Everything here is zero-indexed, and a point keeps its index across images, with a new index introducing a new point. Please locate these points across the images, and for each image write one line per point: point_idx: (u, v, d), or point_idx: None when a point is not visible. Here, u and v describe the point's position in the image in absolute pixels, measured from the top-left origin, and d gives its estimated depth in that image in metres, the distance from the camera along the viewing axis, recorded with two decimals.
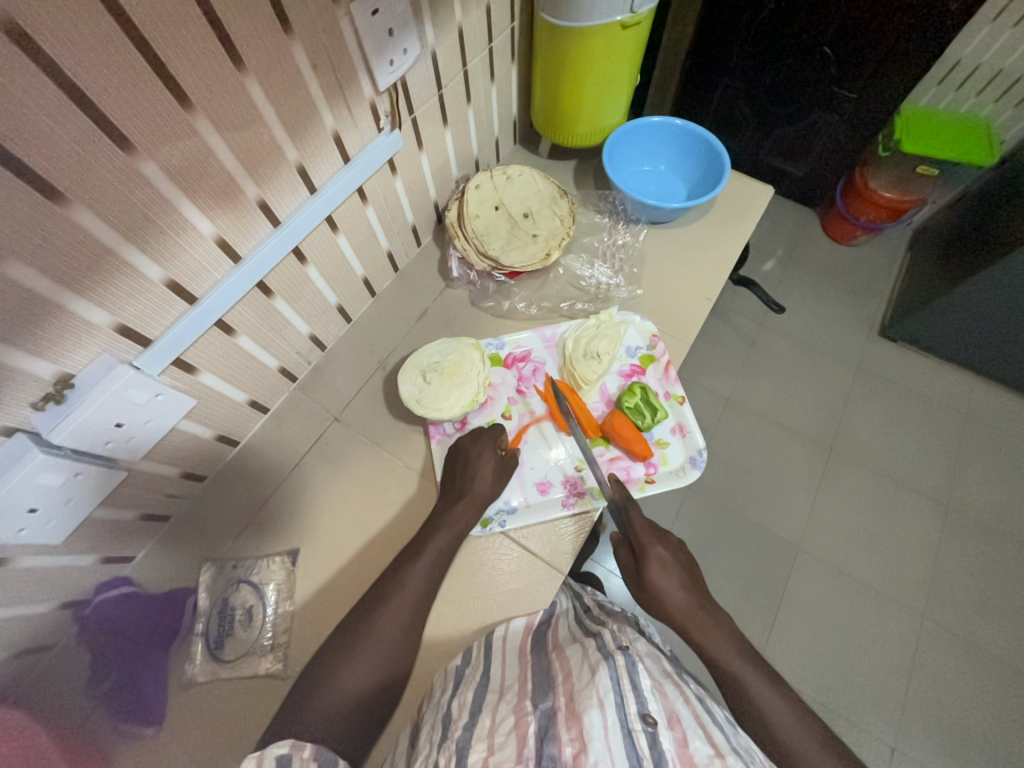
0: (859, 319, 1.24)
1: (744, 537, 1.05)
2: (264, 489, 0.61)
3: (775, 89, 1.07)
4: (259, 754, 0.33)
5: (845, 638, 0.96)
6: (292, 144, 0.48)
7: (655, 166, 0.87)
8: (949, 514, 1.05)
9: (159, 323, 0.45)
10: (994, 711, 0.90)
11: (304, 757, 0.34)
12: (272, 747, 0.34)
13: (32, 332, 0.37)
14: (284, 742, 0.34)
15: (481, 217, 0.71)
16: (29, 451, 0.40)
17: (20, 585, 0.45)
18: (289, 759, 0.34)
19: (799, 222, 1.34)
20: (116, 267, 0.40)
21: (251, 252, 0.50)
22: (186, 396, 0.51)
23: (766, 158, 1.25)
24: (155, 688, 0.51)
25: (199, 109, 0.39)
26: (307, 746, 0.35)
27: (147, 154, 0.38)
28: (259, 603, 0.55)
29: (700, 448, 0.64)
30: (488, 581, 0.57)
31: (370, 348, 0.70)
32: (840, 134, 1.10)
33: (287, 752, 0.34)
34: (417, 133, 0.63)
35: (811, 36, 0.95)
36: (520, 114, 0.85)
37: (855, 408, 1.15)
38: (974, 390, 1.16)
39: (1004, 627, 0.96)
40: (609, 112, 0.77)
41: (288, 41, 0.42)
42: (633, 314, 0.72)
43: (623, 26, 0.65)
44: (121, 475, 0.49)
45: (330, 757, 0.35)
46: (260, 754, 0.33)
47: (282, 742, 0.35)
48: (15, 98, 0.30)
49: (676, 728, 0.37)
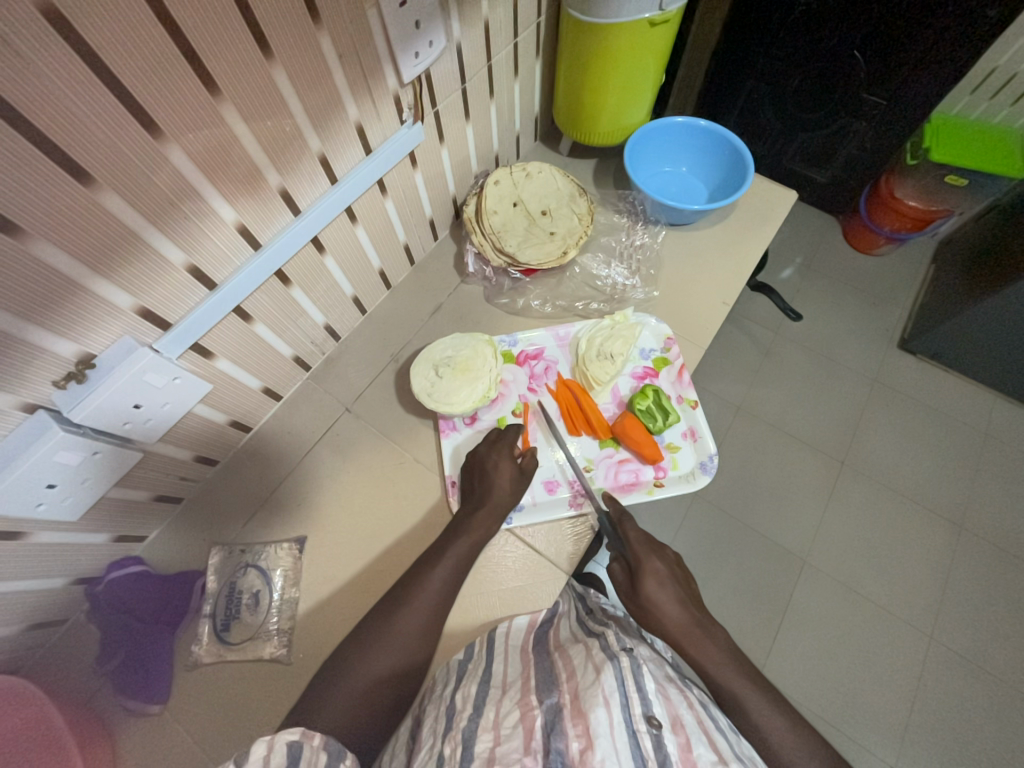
0: (877, 330, 1.22)
1: (751, 545, 1.04)
2: (274, 477, 0.62)
3: (802, 94, 1.05)
4: (270, 741, 0.33)
5: (850, 651, 0.95)
6: (316, 134, 0.48)
7: (676, 168, 0.87)
8: (962, 532, 1.03)
9: (179, 307, 0.46)
10: (1000, 733, 0.89)
11: (314, 746, 0.34)
12: (282, 733, 0.34)
13: (56, 311, 0.38)
14: (294, 729, 0.34)
15: (499, 213, 0.71)
16: (48, 428, 0.41)
17: (35, 559, 0.46)
18: (299, 751, 0.33)
19: (820, 230, 1.32)
20: (140, 250, 0.40)
21: (271, 240, 0.50)
22: (202, 381, 0.51)
23: (789, 163, 1.23)
24: (161, 667, 0.52)
25: (226, 97, 0.39)
26: (317, 734, 0.35)
27: (174, 140, 0.38)
28: (265, 588, 0.56)
29: (711, 454, 0.63)
30: (492, 577, 0.57)
31: (384, 341, 0.70)
32: (867, 140, 1.08)
33: (297, 740, 0.34)
34: (438, 127, 0.63)
35: (841, 40, 0.93)
36: (541, 111, 0.84)
37: (870, 420, 1.14)
38: (993, 407, 1.14)
39: (1014, 649, 0.94)
40: (632, 111, 0.77)
41: (316, 31, 0.43)
42: (648, 316, 0.71)
43: (651, 24, 0.64)
44: (136, 456, 0.49)
45: (338, 749, 0.35)
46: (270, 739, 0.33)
47: (292, 730, 0.34)
48: (48, 79, 0.30)
49: (680, 732, 0.37)
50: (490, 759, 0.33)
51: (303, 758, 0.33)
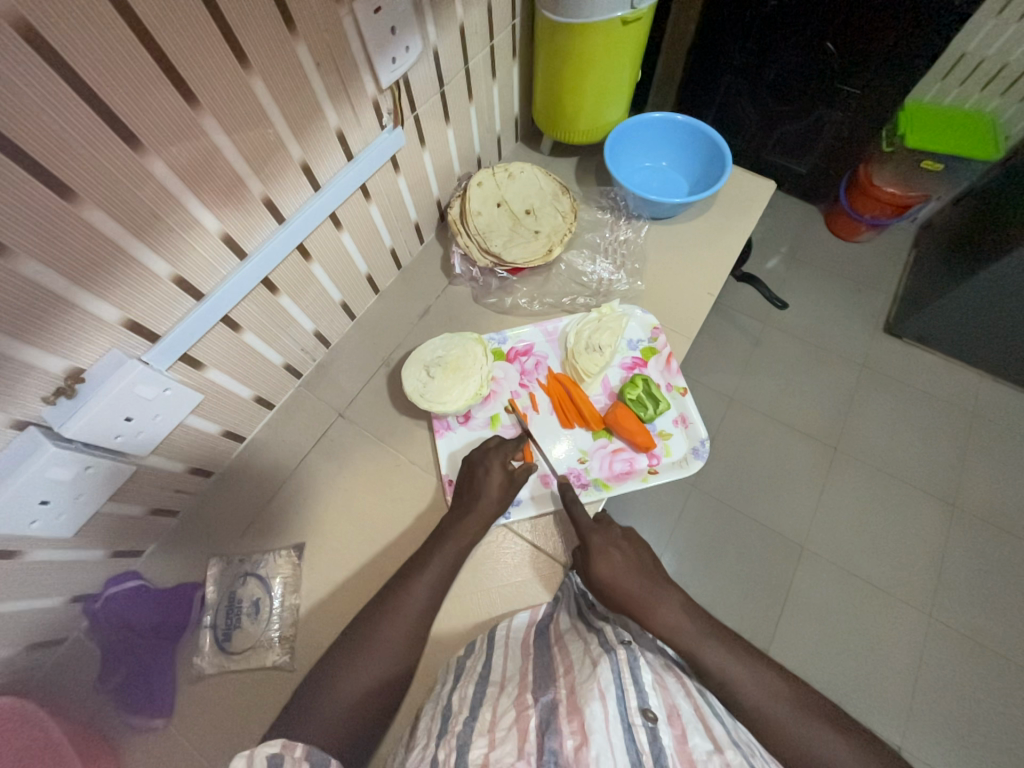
0: (863, 315, 1.24)
1: (748, 533, 1.05)
2: (269, 485, 0.62)
3: (777, 87, 1.07)
4: (248, 753, 0.34)
5: (849, 634, 0.96)
6: (297, 142, 0.49)
7: (657, 163, 0.88)
8: (954, 510, 1.05)
9: (167, 319, 0.46)
10: (1000, 709, 0.90)
11: (296, 756, 0.34)
12: (263, 746, 0.34)
13: (43, 327, 0.38)
14: (276, 741, 0.35)
15: (483, 214, 0.72)
16: (41, 444, 0.41)
17: (31, 578, 0.46)
18: (279, 758, 0.34)
19: (802, 219, 1.34)
20: (126, 263, 0.40)
21: (257, 249, 0.51)
22: (193, 391, 0.51)
23: (769, 155, 1.25)
24: (164, 680, 0.52)
25: (206, 109, 0.40)
26: (300, 744, 0.35)
27: (156, 153, 0.38)
28: (266, 596, 0.56)
29: (703, 439, 0.64)
30: (492, 574, 0.57)
31: (374, 345, 0.71)
32: (843, 129, 1.10)
33: (277, 752, 0.34)
34: (419, 130, 0.63)
35: (813, 32, 0.95)
36: (521, 112, 0.85)
37: (860, 404, 1.15)
38: (978, 386, 1.15)
39: (1010, 624, 0.96)
40: (611, 108, 0.78)
41: (292, 39, 0.43)
42: (635, 307, 0.72)
43: (623, 22, 0.65)
44: (130, 469, 0.49)
45: (322, 756, 0.35)
46: (250, 754, 0.34)
47: (273, 742, 0.35)
48: (27, 97, 0.30)
49: (676, 724, 0.37)
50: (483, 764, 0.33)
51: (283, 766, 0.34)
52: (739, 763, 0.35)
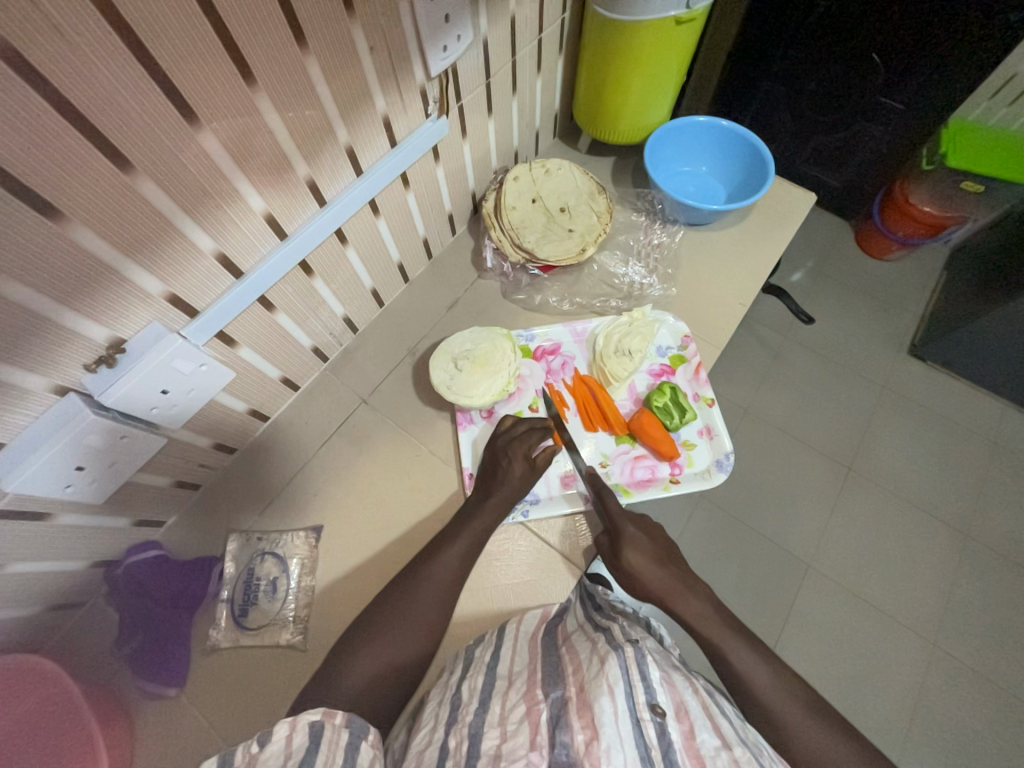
0: (888, 336, 1.22)
1: (754, 547, 1.04)
2: (290, 467, 0.63)
3: (818, 97, 1.05)
4: (291, 719, 0.34)
5: (851, 655, 0.96)
6: (344, 125, 0.49)
7: (696, 167, 0.87)
8: (967, 540, 1.03)
9: (207, 295, 0.46)
10: (996, 740, 0.89)
11: (336, 724, 0.35)
12: (305, 713, 0.34)
13: (88, 296, 0.38)
14: (317, 708, 0.35)
15: (518, 209, 0.71)
16: (79, 411, 0.41)
17: (56, 540, 0.46)
18: (321, 728, 0.34)
19: (832, 234, 1.32)
20: (172, 237, 0.41)
21: (297, 231, 0.51)
22: (226, 369, 0.52)
23: (803, 167, 1.23)
24: (180, 651, 0.52)
25: (261, 87, 0.40)
26: (339, 713, 0.35)
27: (210, 129, 0.38)
28: (282, 576, 0.56)
29: (727, 452, 0.63)
30: (506, 570, 0.58)
31: (402, 334, 0.71)
32: (883, 143, 1.08)
33: (319, 720, 0.34)
34: (462, 120, 0.63)
35: (862, 43, 0.93)
36: (562, 108, 0.84)
37: (878, 425, 1.14)
38: (1001, 415, 1.14)
39: (1017, 658, 0.95)
40: (653, 110, 0.77)
41: (348, 22, 0.43)
42: (666, 314, 0.71)
43: (677, 21, 0.64)
44: (160, 442, 0.50)
45: (360, 725, 0.36)
46: (292, 719, 0.34)
47: (314, 710, 0.35)
48: (92, 65, 0.31)
49: (684, 719, 0.37)
50: (497, 756, 0.33)
51: (324, 735, 0.33)
52: (747, 759, 0.34)
